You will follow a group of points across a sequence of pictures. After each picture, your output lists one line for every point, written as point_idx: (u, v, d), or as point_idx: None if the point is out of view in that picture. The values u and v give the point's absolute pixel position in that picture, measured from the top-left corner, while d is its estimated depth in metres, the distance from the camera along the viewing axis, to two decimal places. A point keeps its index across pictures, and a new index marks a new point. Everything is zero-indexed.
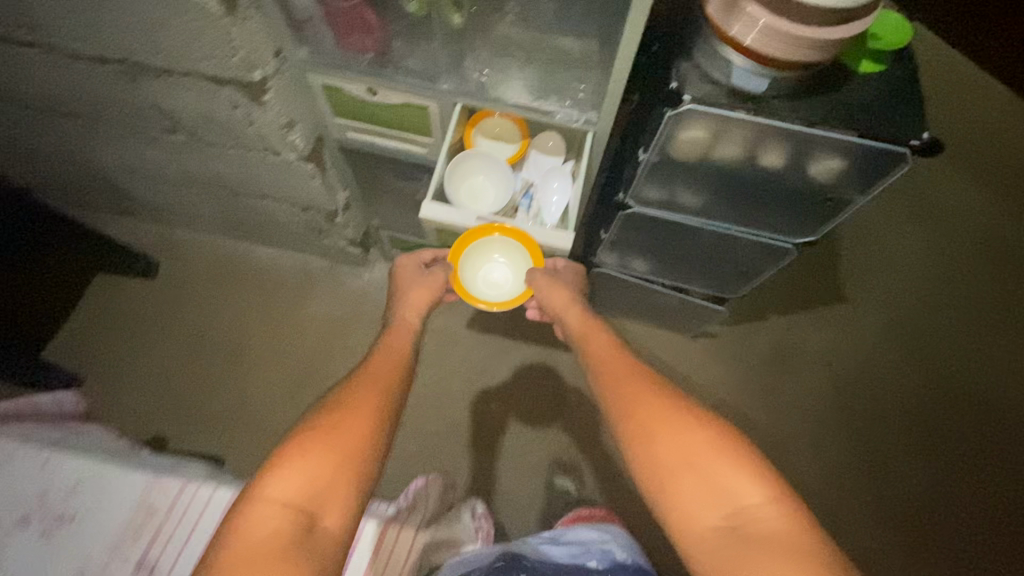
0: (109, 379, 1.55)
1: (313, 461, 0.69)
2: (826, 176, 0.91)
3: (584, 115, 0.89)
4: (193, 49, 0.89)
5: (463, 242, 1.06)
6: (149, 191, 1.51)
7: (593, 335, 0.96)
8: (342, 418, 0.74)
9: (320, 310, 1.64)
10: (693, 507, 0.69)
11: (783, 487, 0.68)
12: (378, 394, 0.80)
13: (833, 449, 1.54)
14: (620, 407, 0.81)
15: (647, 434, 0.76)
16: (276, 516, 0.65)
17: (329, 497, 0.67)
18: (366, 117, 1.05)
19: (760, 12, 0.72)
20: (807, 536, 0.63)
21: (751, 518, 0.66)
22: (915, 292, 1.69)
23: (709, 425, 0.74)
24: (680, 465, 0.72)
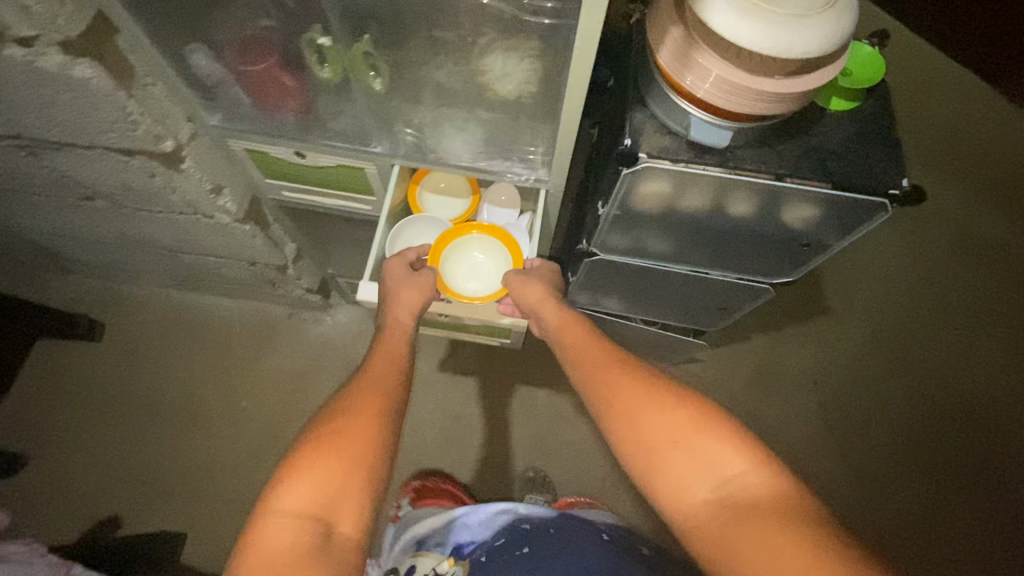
0: (56, 454, 1.45)
1: (321, 470, 0.66)
2: (800, 222, 0.84)
3: (534, 173, 0.81)
4: (91, 123, 0.79)
5: (444, 239, 0.95)
6: (80, 251, 1.39)
7: (570, 332, 0.88)
8: (348, 424, 0.70)
9: (281, 363, 1.54)
10: (681, 481, 0.67)
11: (766, 453, 0.66)
12: (381, 391, 0.76)
13: (827, 478, 1.42)
14: (599, 393, 0.78)
15: (631, 417, 0.73)
16: (290, 527, 0.62)
17: (342, 503, 0.65)
18: (301, 177, 0.95)
19: (712, 63, 0.65)
20: (797, 497, 0.62)
21: (737, 486, 0.64)
22: (900, 299, 1.58)
23: (688, 400, 0.72)
24: (665, 444, 0.69)
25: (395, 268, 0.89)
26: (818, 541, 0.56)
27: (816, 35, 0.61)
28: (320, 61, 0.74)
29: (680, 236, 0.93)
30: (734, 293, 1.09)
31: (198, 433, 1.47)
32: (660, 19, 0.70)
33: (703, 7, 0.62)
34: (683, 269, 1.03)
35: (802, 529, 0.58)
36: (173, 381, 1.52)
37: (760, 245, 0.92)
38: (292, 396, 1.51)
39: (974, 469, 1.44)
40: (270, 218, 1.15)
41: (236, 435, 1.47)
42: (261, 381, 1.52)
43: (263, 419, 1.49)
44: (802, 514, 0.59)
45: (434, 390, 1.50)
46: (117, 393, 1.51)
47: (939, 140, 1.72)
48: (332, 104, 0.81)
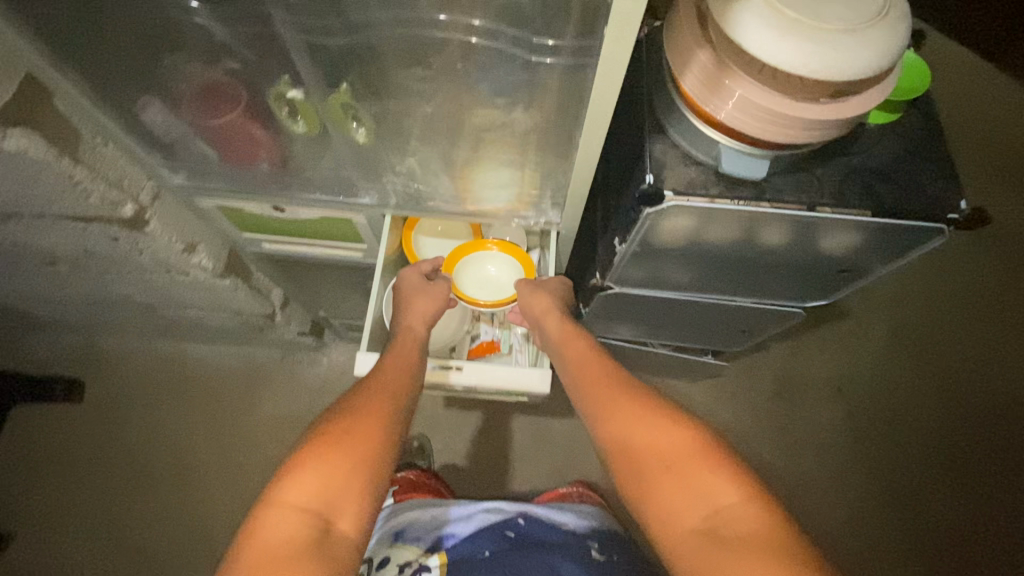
0: (41, 527, 1.35)
1: (327, 465, 0.60)
2: (840, 248, 0.75)
3: (544, 216, 0.76)
4: (37, 193, 0.69)
5: (457, 254, 0.87)
6: (50, 311, 1.28)
7: (574, 348, 0.78)
8: (356, 419, 0.64)
9: (276, 410, 1.44)
10: (671, 507, 0.60)
11: (761, 485, 0.60)
12: (393, 385, 0.70)
13: (856, 494, 1.33)
14: (593, 407, 0.71)
15: (625, 436, 0.67)
16: (291, 520, 0.57)
17: (347, 498, 0.59)
18: (282, 229, 0.86)
19: (749, 90, 0.56)
20: (786, 535, 0.55)
21: (727, 519, 0.57)
22: (921, 293, 1.50)
23: (684, 423, 0.66)
24: (658, 468, 0.63)
25: (409, 277, 0.81)
26: None
27: (870, 54, 0.53)
28: (292, 115, 0.65)
29: (703, 267, 0.85)
30: (760, 317, 1.01)
31: (191, 493, 1.37)
32: (681, 39, 0.61)
33: (735, 27, 0.54)
34: (705, 297, 0.95)
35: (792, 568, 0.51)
36: (161, 438, 1.42)
37: (792, 273, 0.84)
38: (290, 445, 1.41)
39: (1016, 474, 1.34)
40: (252, 268, 1.05)
41: (231, 492, 1.37)
42: (254, 431, 1.42)
43: (260, 472, 1.39)
44: (792, 550, 0.53)
45: (441, 427, 1.37)
46: (103, 456, 1.40)
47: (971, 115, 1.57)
48: (311, 153, 0.72)
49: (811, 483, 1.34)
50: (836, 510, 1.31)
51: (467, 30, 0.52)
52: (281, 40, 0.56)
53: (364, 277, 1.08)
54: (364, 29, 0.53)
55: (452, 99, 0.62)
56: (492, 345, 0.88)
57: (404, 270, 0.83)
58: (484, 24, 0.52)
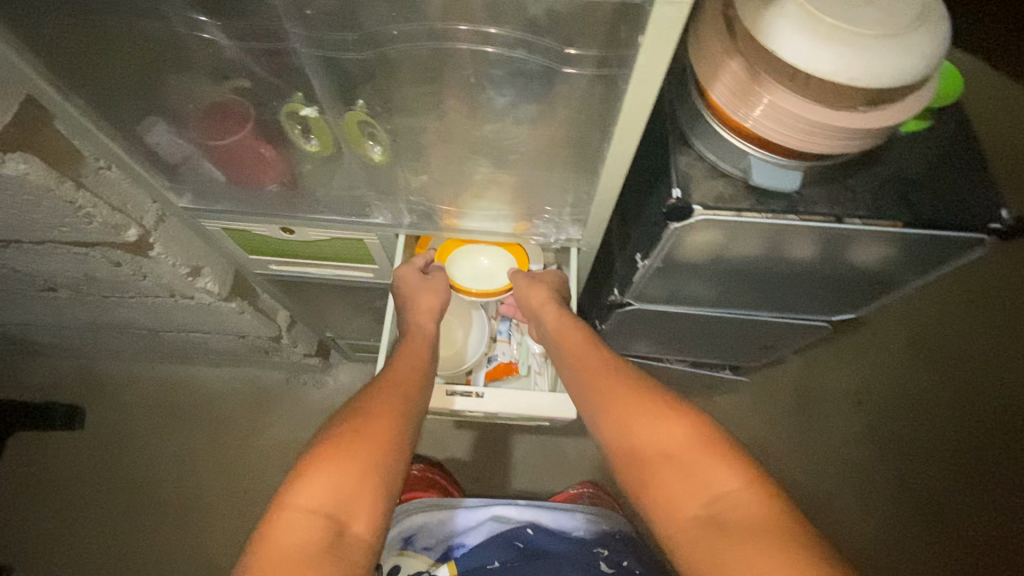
0: (38, 561, 1.30)
1: (340, 468, 0.58)
2: (871, 261, 0.73)
3: (565, 233, 0.74)
4: (37, 219, 0.66)
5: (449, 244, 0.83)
6: (51, 337, 1.25)
7: (571, 339, 0.74)
8: (368, 422, 0.62)
9: (282, 434, 1.40)
10: (671, 496, 0.59)
11: (760, 470, 0.59)
12: (405, 386, 0.67)
13: (878, 508, 1.28)
14: (591, 397, 0.68)
15: (624, 427, 0.64)
16: (305, 524, 0.54)
17: (360, 500, 0.57)
18: (289, 250, 0.84)
19: (787, 100, 0.54)
20: (788, 519, 0.54)
21: (728, 506, 0.56)
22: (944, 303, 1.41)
23: (680, 409, 0.64)
24: (656, 456, 0.61)
25: (407, 277, 0.77)
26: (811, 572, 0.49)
27: (910, 61, 0.50)
28: (304, 134, 0.63)
29: (726, 283, 0.82)
30: (783, 331, 0.98)
31: (194, 521, 1.33)
32: (707, 47, 0.58)
33: (769, 34, 0.51)
34: (725, 313, 0.92)
35: (792, 555, 0.50)
36: (163, 465, 1.38)
37: (818, 286, 0.81)
38: None
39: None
40: (258, 290, 1.02)
41: (235, 518, 1.33)
42: (259, 456, 1.38)
43: (264, 499, 1.34)
44: (791, 536, 0.52)
45: (451, 449, 1.32)
46: (103, 485, 1.36)
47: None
48: (321, 172, 0.69)
49: (835, 498, 1.29)
50: (861, 526, 1.26)
51: (489, 44, 0.50)
52: (297, 55, 0.53)
53: (373, 297, 1.05)
54: (384, 42, 0.50)
55: (472, 114, 0.59)
56: (511, 367, 0.84)
57: (399, 267, 0.78)
58: (510, 34, 0.49)
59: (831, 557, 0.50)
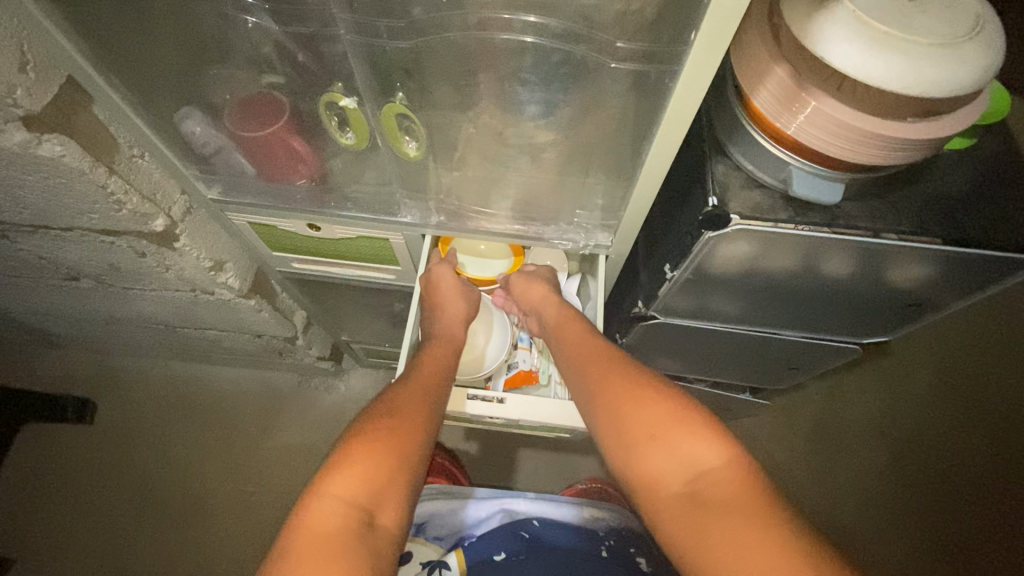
0: (40, 555, 1.28)
1: (366, 459, 0.57)
2: (909, 280, 0.70)
3: (593, 238, 0.72)
4: (68, 204, 0.67)
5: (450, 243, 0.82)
6: (68, 328, 1.25)
7: (570, 328, 0.74)
8: (396, 419, 0.61)
9: (290, 438, 1.38)
10: (658, 473, 0.59)
11: (742, 448, 0.59)
12: (432, 385, 0.66)
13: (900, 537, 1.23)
14: (585, 382, 0.68)
15: (611, 408, 0.64)
16: (337, 513, 0.53)
17: (387, 493, 0.56)
18: (312, 248, 0.83)
19: (834, 108, 0.53)
20: (764, 495, 0.54)
21: (710, 482, 0.56)
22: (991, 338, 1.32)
23: (665, 392, 0.63)
24: (641, 437, 0.61)
25: (443, 277, 0.76)
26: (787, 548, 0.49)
27: (964, 71, 0.49)
28: (341, 126, 0.63)
29: (755, 299, 0.80)
30: (811, 353, 0.95)
31: (198, 524, 1.31)
32: (750, 52, 0.57)
33: (819, 38, 0.50)
34: (751, 330, 0.89)
35: (770, 528, 0.51)
36: (169, 465, 1.36)
37: (852, 306, 0.78)
38: (302, 476, 1.35)
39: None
40: (277, 288, 1.02)
41: (239, 521, 1.31)
42: (266, 461, 1.36)
43: (269, 503, 1.32)
44: (769, 510, 0.53)
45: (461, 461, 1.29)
46: (110, 482, 1.35)
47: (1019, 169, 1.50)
48: (352, 168, 0.69)
49: (863, 528, 1.25)
50: (875, 546, 1.23)
51: (535, 36, 0.50)
52: (341, 41, 0.53)
53: (393, 301, 1.04)
54: (432, 30, 0.50)
55: (510, 111, 0.58)
56: (531, 375, 0.81)
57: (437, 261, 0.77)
58: (558, 25, 0.48)
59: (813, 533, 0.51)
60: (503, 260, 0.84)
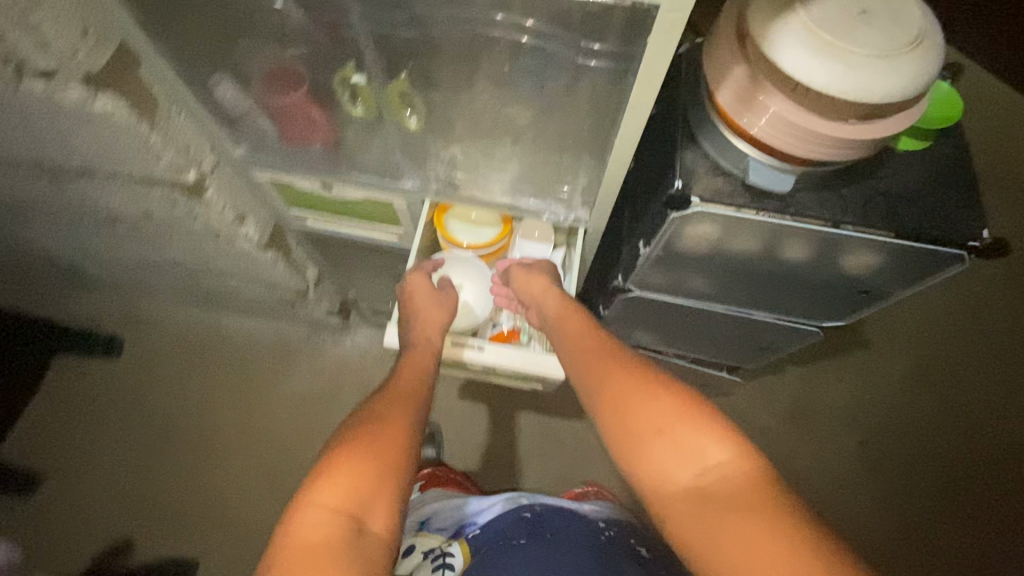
0: (70, 473, 1.42)
1: (355, 466, 0.59)
2: (860, 269, 0.78)
3: (574, 213, 0.78)
4: (113, 154, 0.76)
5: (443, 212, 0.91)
6: (101, 270, 1.37)
7: (570, 321, 0.79)
8: (382, 427, 0.64)
9: (298, 384, 1.50)
10: (664, 470, 0.60)
11: (750, 444, 0.60)
12: (412, 391, 0.71)
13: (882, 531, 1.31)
14: (588, 378, 0.71)
15: (618, 403, 0.66)
16: (325, 521, 0.55)
17: (377, 499, 0.58)
18: (325, 207, 0.92)
19: (780, 106, 0.60)
20: (772, 488, 0.55)
21: (718, 477, 0.57)
22: (950, 338, 1.47)
23: (674, 389, 0.65)
24: (649, 434, 0.62)
25: (418, 287, 0.84)
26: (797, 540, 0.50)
27: (892, 82, 0.55)
28: (352, 98, 0.71)
29: (725, 277, 0.87)
30: (778, 334, 1.02)
31: (214, 458, 1.44)
32: (721, 54, 0.65)
33: (769, 42, 0.57)
34: (722, 309, 0.96)
35: (782, 522, 0.51)
36: (188, 403, 1.49)
37: (812, 289, 0.86)
38: (309, 422, 1.46)
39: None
40: (292, 243, 1.10)
41: (249, 456, 1.43)
42: (277, 404, 1.48)
43: (277, 442, 1.45)
44: (780, 507, 0.53)
45: (453, 417, 1.39)
46: (134, 414, 1.48)
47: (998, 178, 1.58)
48: (361, 138, 0.78)
49: (846, 517, 1.32)
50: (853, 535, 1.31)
51: (520, 30, 0.58)
52: (354, 27, 0.61)
53: (397, 262, 1.12)
54: (431, 21, 0.58)
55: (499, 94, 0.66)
56: (513, 333, 0.91)
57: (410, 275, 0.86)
58: (538, 23, 0.56)
59: (821, 527, 0.51)
60: (494, 228, 0.92)
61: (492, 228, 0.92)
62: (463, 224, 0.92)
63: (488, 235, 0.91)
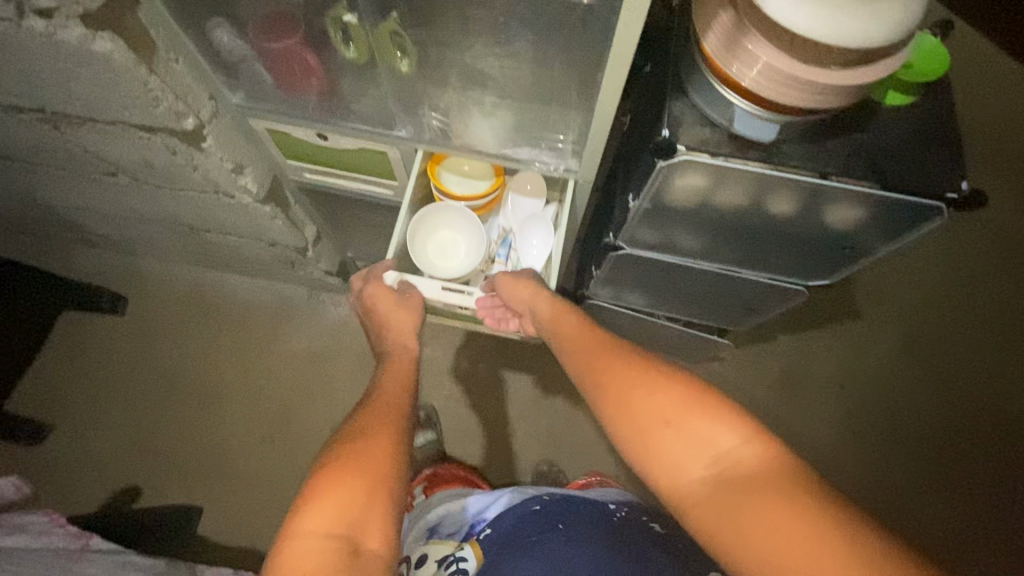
0: (77, 423, 1.47)
1: (344, 490, 0.63)
2: (845, 224, 0.79)
3: (564, 162, 0.82)
4: (113, 99, 0.77)
5: (437, 162, 0.93)
6: (105, 226, 1.39)
7: (571, 325, 0.82)
8: (366, 446, 0.68)
9: (300, 343, 1.53)
10: (677, 460, 0.62)
11: (758, 425, 0.62)
12: (392, 409, 0.75)
13: (880, 512, 1.33)
14: (591, 375, 0.74)
15: (622, 398, 0.69)
16: (318, 548, 0.58)
17: (368, 519, 0.62)
18: (323, 158, 0.95)
19: (764, 50, 0.60)
20: (787, 467, 0.57)
21: (731, 463, 0.60)
22: (938, 308, 1.50)
23: (677, 380, 0.67)
24: (659, 427, 0.65)
25: (380, 296, 0.89)
26: (819, 513, 0.52)
27: (877, 25, 0.56)
28: (345, 41, 0.72)
29: (713, 233, 0.88)
30: (766, 294, 1.04)
31: (217, 412, 1.48)
32: (709, 4, 0.66)
33: None
34: (711, 268, 0.98)
35: (802, 501, 0.54)
36: (192, 360, 1.53)
37: (797, 245, 0.87)
38: (309, 379, 1.50)
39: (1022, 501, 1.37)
40: (290, 198, 1.12)
41: (250, 410, 1.48)
42: (277, 362, 1.52)
43: (278, 398, 1.49)
44: (796, 484, 0.55)
45: (451, 377, 1.42)
46: (139, 368, 1.52)
47: (987, 151, 1.62)
48: (357, 85, 0.80)
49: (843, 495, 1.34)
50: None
51: None
52: None
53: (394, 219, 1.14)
54: None
55: None
56: None
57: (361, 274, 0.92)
58: None
59: (842, 504, 0.53)
60: (486, 180, 0.95)
61: (484, 180, 0.94)
62: (456, 176, 0.94)
63: (480, 186, 0.94)
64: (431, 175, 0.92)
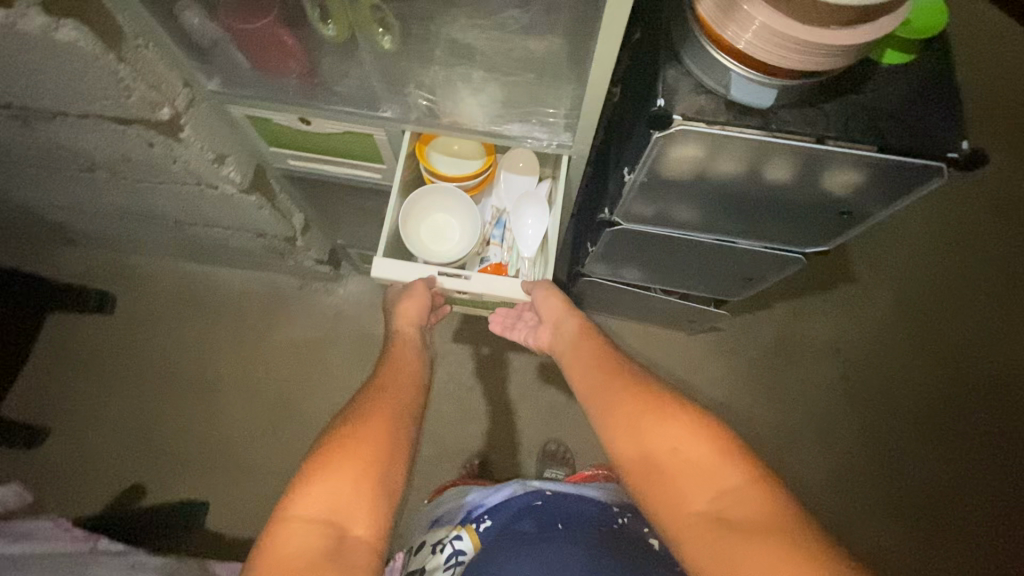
0: (73, 425, 1.45)
1: (336, 476, 0.64)
2: (843, 189, 0.78)
3: (557, 139, 0.79)
4: (83, 91, 0.73)
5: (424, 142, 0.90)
6: (88, 223, 1.36)
7: (584, 350, 0.84)
8: (361, 431, 0.68)
9: (296, 333, 1.52)
10: (680, 491, 0.63)
11: (760, 466, 0.63)
12: (397, 400, 0.74)
13: (875, 485, 1.36)
14: (598, 399, 0.75)
15: (631, 423, 0.70)
16: (304, 533, 0.60)
17: (358, 506, 0.63)
18: (308, 142, 0.92)
19: (759, 11, 0.58)
20: (788, 513, 0.58)
21: (733, 502, 0.60)
22: (931, 270, 1.51)
23: (689, 410, 0.69)
24: (666, 456, 0.66)
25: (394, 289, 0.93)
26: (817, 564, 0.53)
27: None
28: (323, 19, 0.71)
29: (711, 202, 0.87)
30: (762, 262, 1.03)
31: (215, 406, 1.47)
32: None
33: None
34: (708, 238, 0.97)
35: (801, 547, 0.55)
36: (186, 355, 1.51)
37: (793, 212, 0.86)
38: (307, 369, 1.49)
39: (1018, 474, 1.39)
40: (276, 187, 1.09)
41: (249, 402, 1.47)
42: (273, 352, 1.50)
43: (276, 390, 1.48)
44: (797, 531, 0.56)
45: (449, 360, 1.41)
46: (131, 366, 1.50)
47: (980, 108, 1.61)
48: (335, 63, 0.78)
49: (841, 476, 1.36)
50: (847, 497, 1.35)
51: None
52: None
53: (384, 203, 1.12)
54: None
55: None
56: (500, 267, 0.93)
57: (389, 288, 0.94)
58: None
59: (839, 554, 0.54)
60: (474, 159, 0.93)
61: (472, 159, 0.93)
62: (444, 157, 0.92)
63: (469, 165, 0.92)
64: (420, 156, 0.90)
